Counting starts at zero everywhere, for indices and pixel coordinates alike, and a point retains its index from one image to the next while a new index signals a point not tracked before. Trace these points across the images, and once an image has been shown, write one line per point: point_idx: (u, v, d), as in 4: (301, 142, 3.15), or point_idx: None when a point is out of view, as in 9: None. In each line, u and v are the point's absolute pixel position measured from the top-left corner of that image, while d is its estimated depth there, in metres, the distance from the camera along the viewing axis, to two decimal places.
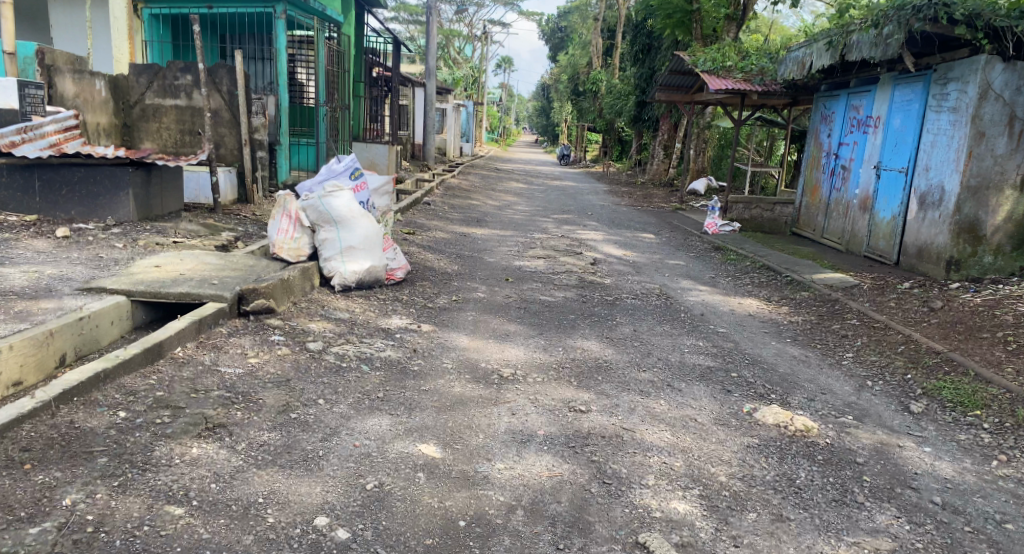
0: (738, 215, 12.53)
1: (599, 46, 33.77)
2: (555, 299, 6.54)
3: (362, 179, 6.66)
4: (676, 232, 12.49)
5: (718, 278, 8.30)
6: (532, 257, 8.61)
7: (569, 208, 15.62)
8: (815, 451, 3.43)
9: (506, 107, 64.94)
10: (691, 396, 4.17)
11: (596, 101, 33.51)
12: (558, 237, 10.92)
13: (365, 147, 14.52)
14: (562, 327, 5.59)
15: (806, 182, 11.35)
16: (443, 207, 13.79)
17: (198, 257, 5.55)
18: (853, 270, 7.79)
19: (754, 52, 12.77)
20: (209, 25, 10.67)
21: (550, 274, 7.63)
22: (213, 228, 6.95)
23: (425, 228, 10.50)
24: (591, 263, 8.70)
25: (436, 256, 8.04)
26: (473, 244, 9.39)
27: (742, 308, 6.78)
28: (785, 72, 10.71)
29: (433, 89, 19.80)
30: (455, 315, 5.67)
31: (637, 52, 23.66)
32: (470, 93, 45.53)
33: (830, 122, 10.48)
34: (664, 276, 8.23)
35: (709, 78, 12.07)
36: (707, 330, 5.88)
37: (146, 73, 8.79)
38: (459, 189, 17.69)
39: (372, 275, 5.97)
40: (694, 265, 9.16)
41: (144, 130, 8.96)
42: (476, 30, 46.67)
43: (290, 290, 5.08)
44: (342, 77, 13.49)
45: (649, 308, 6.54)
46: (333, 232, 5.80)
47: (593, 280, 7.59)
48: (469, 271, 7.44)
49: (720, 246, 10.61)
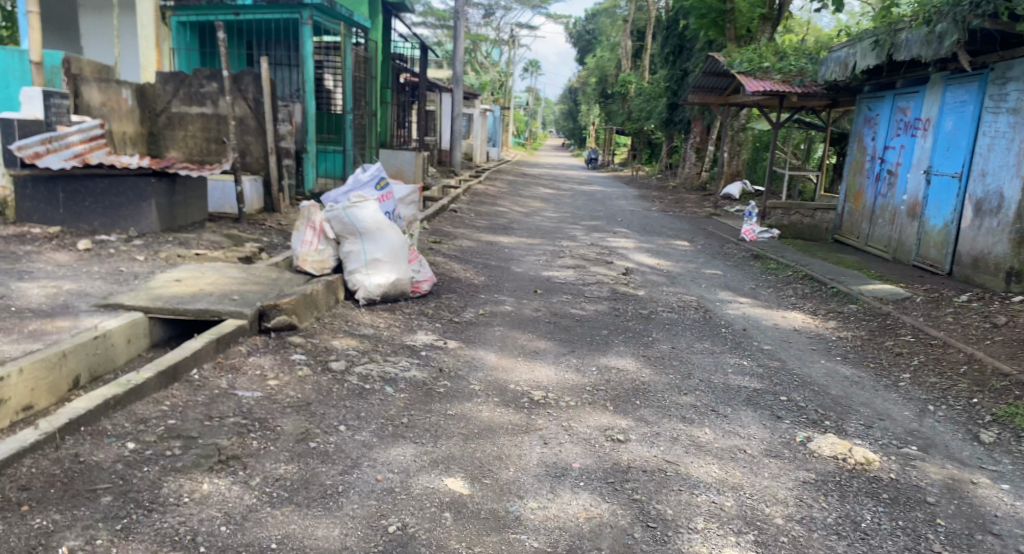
0: (775, 221, 12.13)
1: (628, 48, 33.44)
2: (587, 313, 6.28)
3: (387, 189, 6.52)
4: (710, 239, 12.13)
5: (757, 290, 7.96)
6: (562, 267, 8.36)
7: (599, 215, 15.32)
8: (879, 489, 3.13)
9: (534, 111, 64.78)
10: (738, 423, 3.88)
11: (624, 105, 33.17)
12: (588, 246, 10.64)
13: (393, 153, 14.39)
14: (595, 343, 5.33)
15: (847, 187, 10.96)
16: (471, 215, 13.58)
17: (220, 270, 5.39)
18: (903, 281, 7.43)
19: (791, 52, 12.38)
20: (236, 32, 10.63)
21: (581, 286, 7.36)
22: (236, 239, 6.81)
23: (453, 237, 10.30)
24: (623, 273, 8.42)
25: (464, 267, 7.82)
26: (501, 254, 9.17)
27: (784, 323, 6.45)
28: (827, 73, 10.39)
29: (461, 95, 19.65)
30: (484, 331, 5.43)
31: (667, 55, 23.29)
32: (497, 98, 45.43)
33: (874, 125, 10.17)
34: (700, 288, 7.91)
35: (744, 81, 11.74)
36: (750, 347, 5.57)
37: (173, 82, 8.71)
38: (487, 195, 17.49)
39: (398, 288, 5.76)
40: (732, 275, 8.82)
41: (170, 138, 8.91)
42: (504, 35, 46.55)
43: (314, 305, 4.89)
44: (370, 84, 13.37)
45: (686, 323, 6.24)
46: (358, 244, 5.62)
47: (626, 291, 7.31)
48: (498, 283, 7.20)
49: (758, 254, 10.28)
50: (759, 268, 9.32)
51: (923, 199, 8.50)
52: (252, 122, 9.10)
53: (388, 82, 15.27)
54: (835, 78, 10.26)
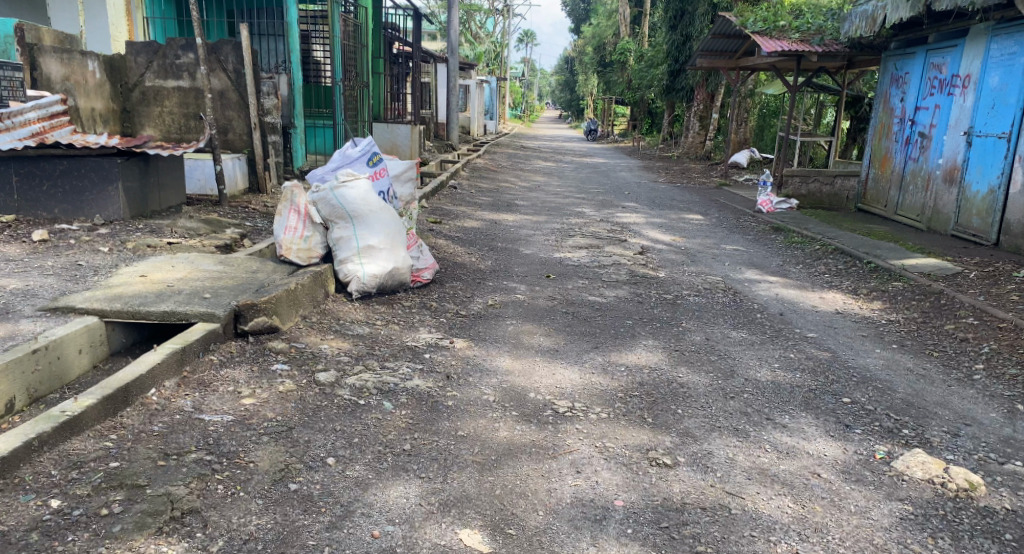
0: (793, 191, 11.46)
1: (627, 14, 32.46)
2: (605, 300, 5.66)
3: (381, 165, 5.89)
4: (724, 212, 11.47)
5: (786, 267, 7.33)
6: (572, 247, 7.72)
7: (604, 187, 14.63)
8: (997, 527, 2.58)
9: (529, 83, 63.63)
10: (802, 436, 3.27)
11: (623, 73, 32.26)
12: (598, 221, 9.98)
13: (386, 127, 13.65)
14: (619, 337, 4.71)
15: (872, 153, 10.28)
16: (471, 191, 12.90)
17: (192, 262, 4.74)
18: (947, 253, 6.82)
19: (809, 10, 11.61)
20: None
21: (596, 268, 6.74)
22: (215, 224, 6.16)
23: (453, 217, 9.65)
24: (639, 252, 7.78)
25: (467, 250, 7.17)
26: (506, 234, 8.53)
27: (824, 305, 5.82)
28: (850, 29, 9.67)
29: (456, 65, 18.83)
30: (493, 326, 4.82)
31: (669, 19, 22.38)
32: (493, 70, 44.37)
33: (903, 84, 9.44)
34: (724, 266, 7.29)
35: (760, 40, 11.00)
36: (793, 336, 4.94)
37: (145, 53, 8.01)
38: (486, 170, 16.77)
39: (395, 278, 5.14)
40: (756, 251, 8.18)
41: (145, 115, 8.20)
42: (497, 4, 45.40)
43: (299, 302, 4.24)
44: (361, 53, 12.60)
45: (717, 308, 5.61)
46: (348, 229, 5.00)
47: (645, 273, 6.69)
48: (505, 267, 6.57)
49: (778, 226, 9.64)
50: (782, 241, 8.69)
51: (962, 162, 7.88)
52: (234, 95, 8.38)
53: (380, 52, 14.48)
54: (858, 34, 9.55)
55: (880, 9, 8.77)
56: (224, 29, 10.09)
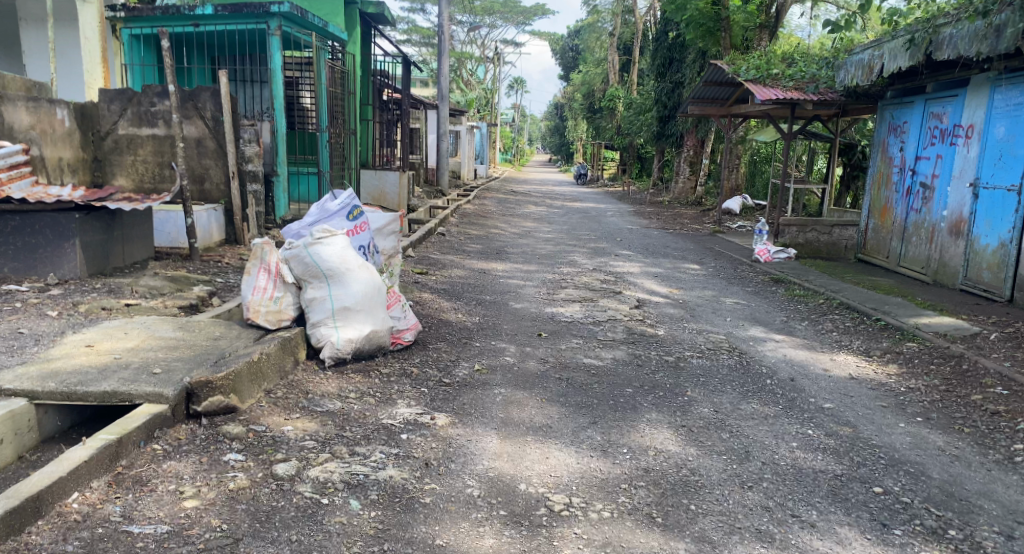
0: (791, 239, 11.18)
1: (615, 61, 32.73)
2: (603, 363, 5.25)
3: (362, 218, 5.50)
4: (721, 261, 11.15)
5: (790, 324, 6.97)
6: (566, 300, 7.34)
7: (596, 233, 14.34)
8: None
9: (519, 128, 64.15)
10: (834, 540, 2.88)
11: (613, 118, 32.35)
12: (591, 271, 9.64)
13: (374, 174, 13.34)
14: (620, 409, 4.30)
15: (871, 202, 10.02)
16: (460, 238, 12.56)
17: (149, 328, 4.30)
18: (960, 311, 6.49)
19: (802, 58, 11.48)
20: (197, 45, 9.59)
21: (591, 324, 6.35)
22: (183, 281, 5.75)
23: (441, 266, 9.26)
24: (636, 306, 7.40)
25: (454, 304, 6.76)
26: (496, 285, 8.13)
27: (836, 369, 5.45)
28: (846, 77, 9.48)
29: (446, 111, 18.70)
30: (480, 396, 4.39)
31: (658, 66, 22.45)
32: (484, 115, 44.56)
33: (902, 133, 9.22)
34: (726, 322, 6.91)
35: (755, 88, 10.82)
36: (807, 407, 4.55)
37: (119, 100, 7.69)
38: (476, 215, 16.49)
39: (373, 342, 4.70)
40: (758, 305, 7.83)
41: (117, 164, 7.80)
42: (487, 52, 45.93)
43: (261, 376, 3.84)
44: (347, 100, 12.34)
45: (722, 372, 5.23)
46: (322, 289, 4.59)
47: (643, 330, 6.31)
48: (494, 323, 6.16)
49: (779, 277, 9.30)
50: (783, 294, 8.36)
51: (969, 214, 7.58)
52: (212, 143, 8.04)
53: (368, 98, 14.27)
54: (855, 83, 9.36)
55: (877, 57, 8.58)
56: (207, 76, 9.81)
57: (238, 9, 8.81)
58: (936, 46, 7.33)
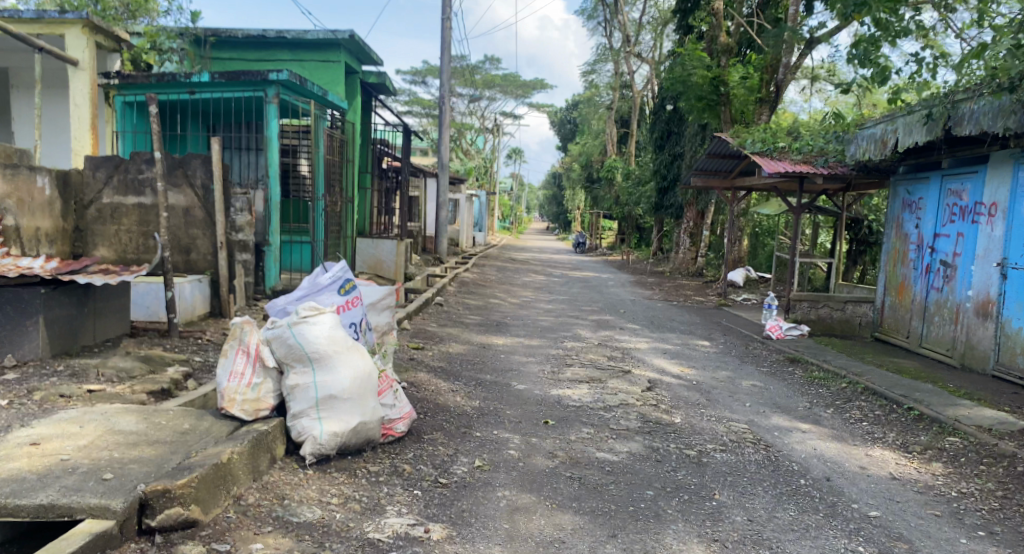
0: (802, 315, 10.77)
1: (613, 133, 33.02)
2: (618, 456, 4.75)
3: (354, 293, 5.06)
4: (730, 336, 10.71)
5: (814, 410, 6.48)
6: (572, 380, 6.86)
7: (599, 305, 13.95)
8: None
9: (517, 196, 64.57)
10: None
11: (612, 188, 32.41)
12: (596, 347, 9.17)
13: (371, 242, 13.02)
14: (641, 519, 3.79)
15: (887, 279, 9.63)
16: (459, 309, 12.12)
17: (110, 419, 3.83)
18: (1001, 403, 6.04)
19: (808, 132, 11.31)
20: (192, 112, 9.32)
21: (602, 409, 5.85)
22: (158, 362, 5.27)
23: (440, 341, 8.81)
24: (647, 387, 6.92)
25: (451, 385, 6.26)
26: (497, 362, 7.67)
27: (874, 467, 4.95)
28: (858, 152, 9.23)
29: (446, 181, 18.54)
30: (482, 499, 3.88)
31: (656, 138, 22.50)
32: (483, 183, 44.80)
33: (917, 209, 8.92)
34: (745, 408, 6.43)
35: (763, 161, 10.58)
36: (852, 516, 4.04)
37: (105, 167, 7.36)
38: (475, 284, 16.10)
39: (361, 435, 4.18)
40: (777, 388, 7.35)
41: (100, 234, 7.42)
42: (487, 123, 46.59)
43: (230, 480, 3.35)
44: (346, 168, 12.08)
45: (751, 470, 4.72)
46: (307, 374, 4.11)
47: (658, 416, 5.82)
48: (496, 408, 5.65)
49: (794, 357, 8.83)
50: (802, 377, 7.89)
51: (998, 296, 7.19)
52: (201, 212, 7.67)
53: (367, 167, 14.04)
54: (867, 157, 9.10)
55: (890, 133, 8.31)
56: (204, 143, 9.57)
57: (236, 77, 8.60)
58: (955, 121, 7.03)
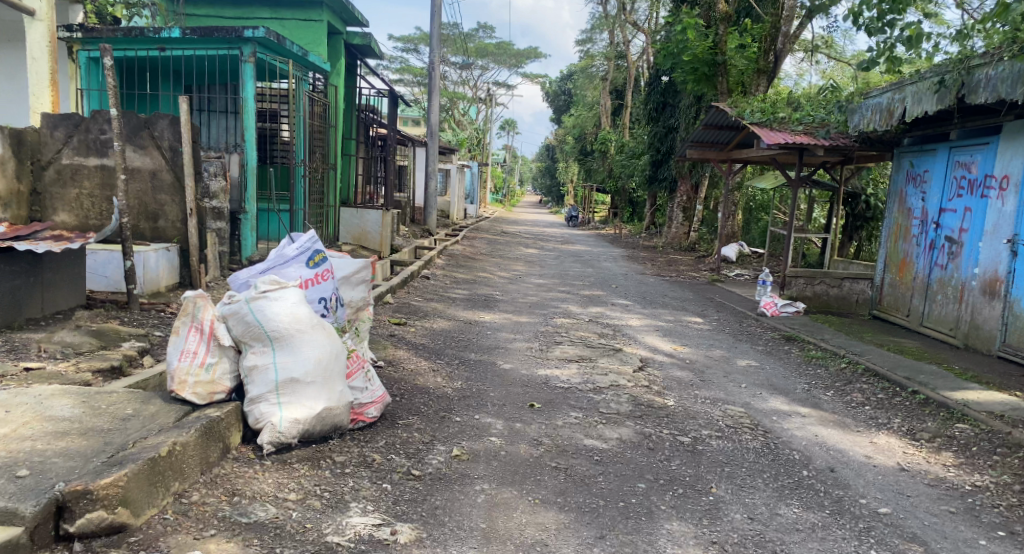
0: (799, 292, 10.46)
1: (607, 104, 32.45)
2: (608, 443, 4.42)
3: (324, 266, 4.69)
4: (724, 313, 10.39)
5: (814, 393, 6.16)
6: (560, 359, 6.52)
7: (589, 280, 13.59)
8: None
9: (509, 168, 63.86)
10: None
11: (604, 161, 31.92)
12: (586, 324, 8.84)
13: (355, 213, 12.61)
14: (632, 517, 3.46)
15: (887, 255, 9.29)
16: (445, 282, 11.74)
17: (43, 403, 3.47)
18: (1011, 388, 5.73)
19: (810, 102, 10.90)
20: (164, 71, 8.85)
21: (591, 391, 5.50)
22: (112, 336, 4.89)
23: (423, 316, 8.43)
24: (639, 367, 6.59)
25: (431, 363, 5.89)
26: (482, 339, 7.30)
27: (881, 456, 4.64)
28: (862, 121, 8.86)
29: (435, 150, 18.06)
30: (458, 495, 3.53)
31: (651, 109, 22.00)
32: (474, 154, 44.19)
33: (922, 183, 8.55)
34: (742, 390, 6.11)
35: (761, 131, 10.20)
36: (860, 513, 3.72)
37: (64, 125, 6.90)
38: (463, 257, 15.71)
39: (326, 422, 3.81)
40: (774, 368, 7.03)
41: (59, 197, 6.95)
42: (479, 93, 45.84)
43: (171, 475, 3.03)
44: (328, 133, 11.60)
45: (749, 459, 4.39)
46: (266, 354, 3.74)
47: (650, 399, 5.50)
48: (478, 390, 5.30)
49: (791, 335, 8.51)
50: (800, 356, 7.57)
51: (1008, 274, 6.85)
52: (168, 176, 7.22)
53: (352, 134, 13.53)
54: (871, 128, 8.71)
55: (898, 102, 7.91)
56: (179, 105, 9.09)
57: (207, 33, 8.13)
58: (969, 89, 6.63)
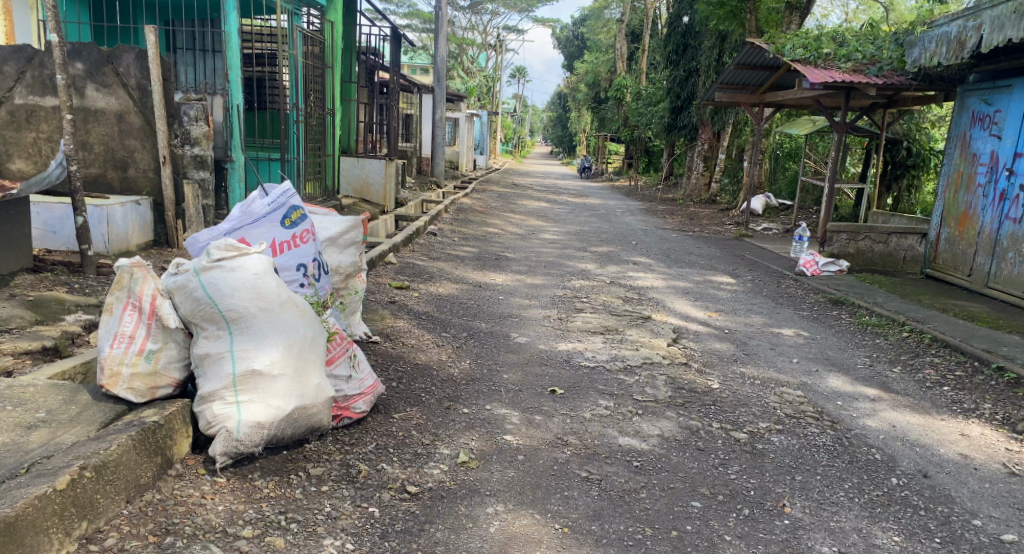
0: (840, 249, 9.56)
1: (623, 49, 31.01)
2: (649, 441, 3.63)
3: (303, 225, 3.92)
4: (757, 272, 9.51)
5: (878, 369, 5.34)
6: (582, 330, 5.71)
7: (607, 235, 12.69)
8: None
9: (520, 118, 62.23)
10: None
11: (619, 109, 30.66)
12: (608, 286, 8.01)
13: (356, 162, 11.83)
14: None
15: (945, 206, 8.35)
16: (453, 238, 10.89)
17: None
18: None
19: (858, 38, 9.86)
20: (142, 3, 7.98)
21: (621, 372, 4.68)
22: (53, 309, 4.10)
23: (429, 277, 7.62)
24: (672, 339, 5.77)
25: (434, 336, 5.07)
26: (494, 306, 6.49)
27: (979, 454, 3.84)
28: (922, 57, 8.00)
29: (443, 96, 17.04)
30: (466, 522, 2.77)
31: (670, 52, 20.75)
32: (485, 103, 42.80)
33: (992, 124, 7.58)
34: (793, 366, 5.30)
35: (805, 69, 9.20)
36: (980, 543, 2.93)
37: (15, 60, 6.03)
38: (473, 211, 14.82)
39: (299, 424, 3.00)
40: (826, 339, 6.18)
41: (12, 142, 6.12)
42: (489, 39, 44.18)
43: (75, 511, 2.31)
44: (324, 76, 10.64)
45: (822, 462, 3.60)
46: (221, 340, 2.94)
47: (691, 380, 4.70)
48: (488, 371, 4.49)
49: (838, 298, 7.64)
50: (852, 323, 6.73)
51: None
52: (137, 119, 6.34)
53: (352, 77, 12.53)
54: (934, 63, 7.87)
55: (973, 29, 7.09)
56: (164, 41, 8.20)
57: None
58: None
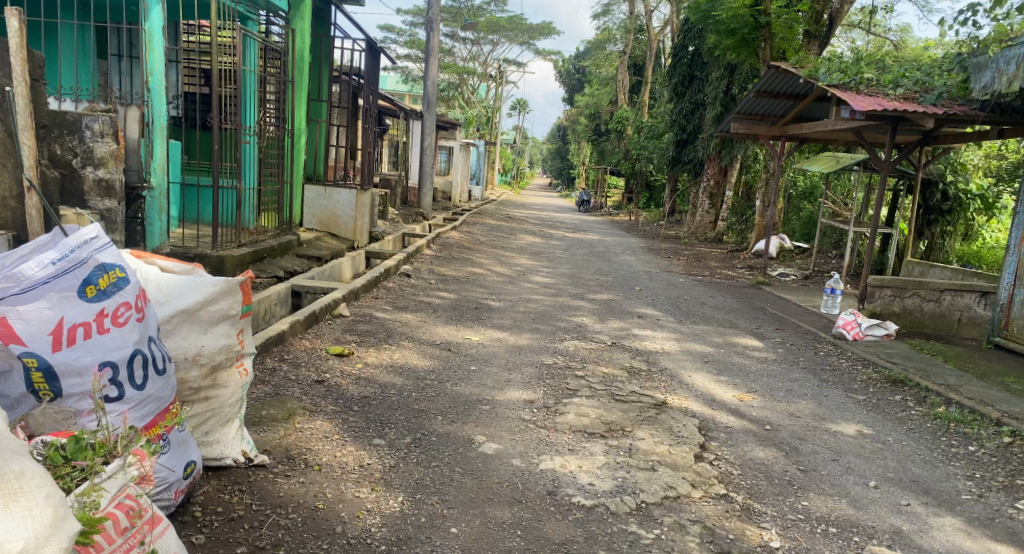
0: (883, 307, 8.06)
1: (625, 82, 29.85)
2: None
3: (119, 293, 2.36)
4: (786, 333, 7.96)
5: (995, 500, 3.79)
6: (574, 430, 4.13)
7: (607, 278, 11.16)
8: None
9: (519, 149, 61.21)
10: None
11: (620, 142, 29.39)
12: (610, 350, 6.45)
13: (323, 191, 10.27)
14: None
15: (1020, 261, 6.87)
16: (428, 281, 9.38)
17: None
18: None
19: (905, 63, 8.44)
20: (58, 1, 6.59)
21: (631, 519, 3.11)
22: None
23: (385, 337, 6.06)
24: (700, 444, 4.19)
25: (358, 448, 3.49)
26: (455, 383, 4.91)
27: None
28: (996, 82, 6.58)
29: (432, 122, 15.60)
30: None
31: (675, 84, 19.43)
32: (483, 134, 41.54)
33: None
34: (876, 496, 3.73)
35: (848, 96, 7.73)
36: None
37: None
38: (458, 246, 13.31)
39: None
40: (902, 443, 4.60)
41: None
42: (488, 70, 43.14)
43: None
44: (287, 91, 9.14)
45: None
46: None
47: (737, 532, 3.12)
48: (430, 518, 2.94)
49: (898, 375, 6.10)
50: (928, 415, 5.18)
51: None
52: None
53: (321, 95, 11.03)
54: (1013, 89, 6.43)
55: None
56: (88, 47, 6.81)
57: None
58: None
